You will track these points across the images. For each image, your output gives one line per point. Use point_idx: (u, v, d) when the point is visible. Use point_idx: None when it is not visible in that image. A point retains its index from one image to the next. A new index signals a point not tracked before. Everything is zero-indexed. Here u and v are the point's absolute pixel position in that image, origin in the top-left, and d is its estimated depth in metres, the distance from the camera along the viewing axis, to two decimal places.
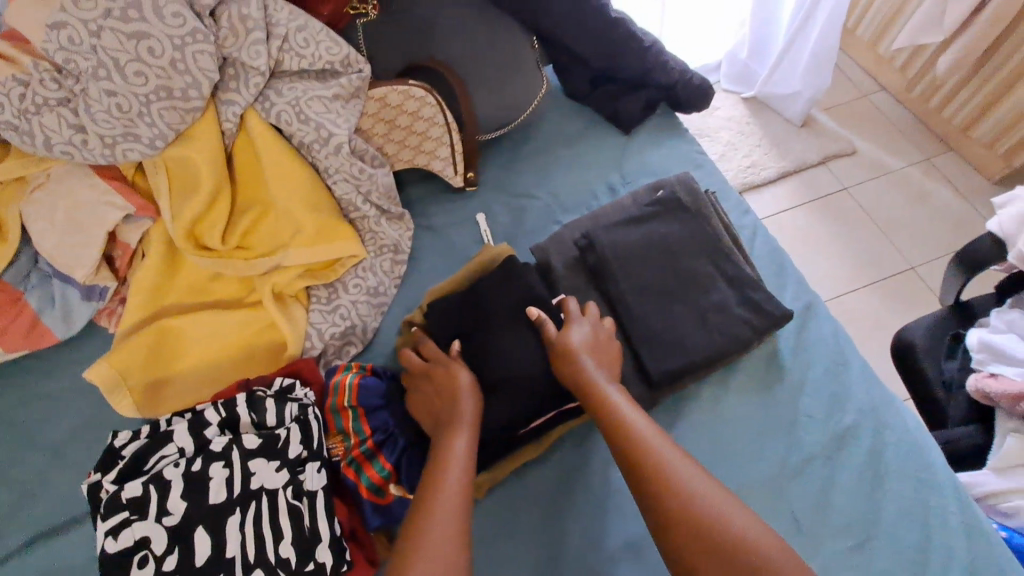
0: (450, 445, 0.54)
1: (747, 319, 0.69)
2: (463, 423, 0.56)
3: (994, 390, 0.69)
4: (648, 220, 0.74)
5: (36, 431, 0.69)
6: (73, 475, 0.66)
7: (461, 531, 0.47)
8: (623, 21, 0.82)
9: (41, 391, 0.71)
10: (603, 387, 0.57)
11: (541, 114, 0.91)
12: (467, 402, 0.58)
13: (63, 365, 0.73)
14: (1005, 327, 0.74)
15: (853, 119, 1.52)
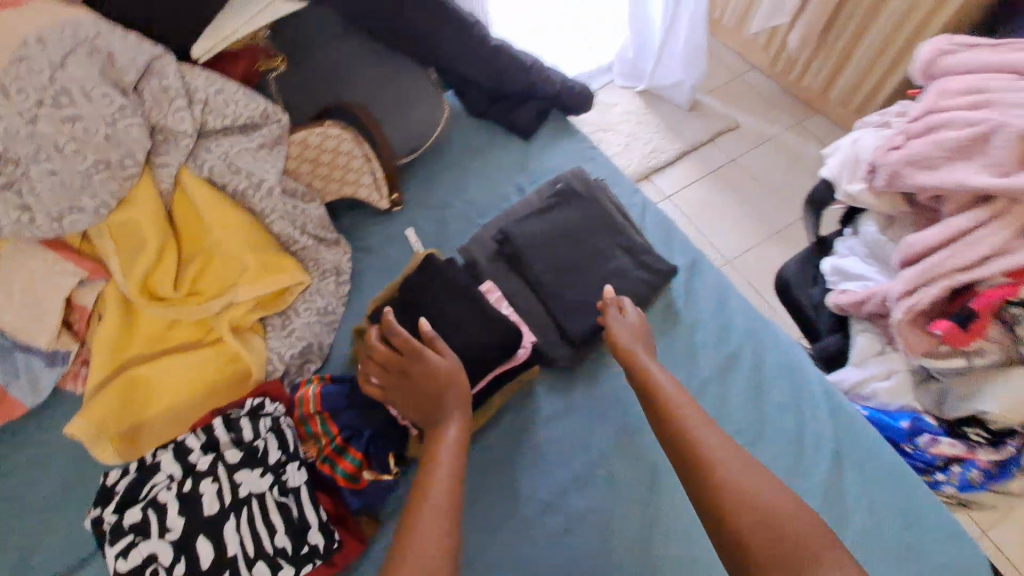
0: (440, 444, 0.60)
1: (643, 279, 0.83)
2: (449, 423, 0.62)
3: (843, 301, 0.85)
4: (551, 210, 0.86)
5: (24, 493, 0.74)
6: (68, 525, 0.72)
7: (445, 526, 0.53)
8: (504, 47, 0.95)
9: (22, 456, 0.76)
10: (658, 377, 0.64)
11: (449, 134, 1.03)
12: (456, 395, 0.64)
13: (38, 429, 0.77)
14: (848, 252, 0.90)
15: (734, 97, 1.75)
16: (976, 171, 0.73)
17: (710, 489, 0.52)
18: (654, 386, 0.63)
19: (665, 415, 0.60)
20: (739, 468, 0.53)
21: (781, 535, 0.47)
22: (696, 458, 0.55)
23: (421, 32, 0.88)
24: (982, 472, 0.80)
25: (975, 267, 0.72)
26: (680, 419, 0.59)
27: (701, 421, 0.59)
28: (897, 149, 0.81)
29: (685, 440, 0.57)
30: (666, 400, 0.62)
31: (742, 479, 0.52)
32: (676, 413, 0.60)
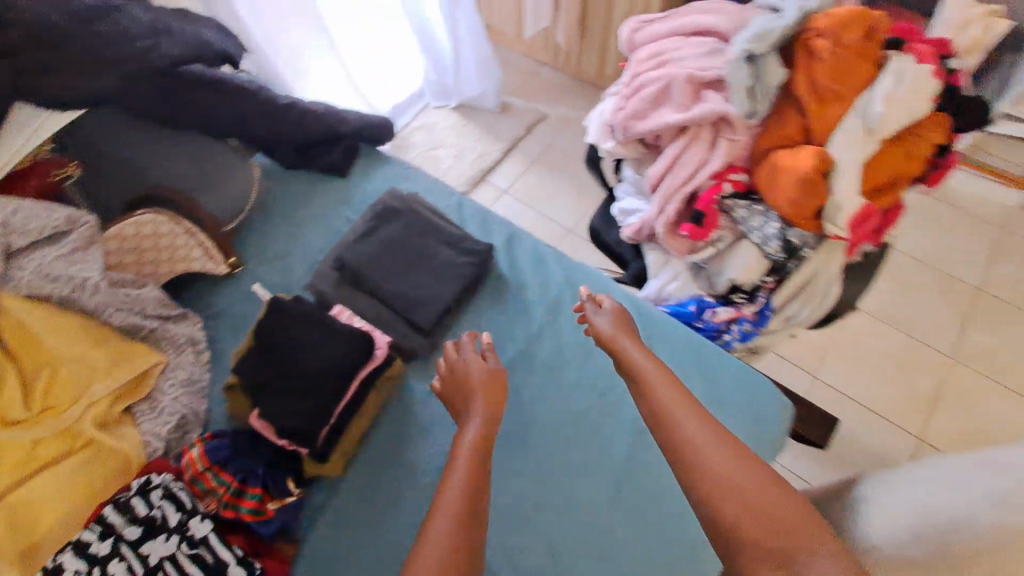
0: (460, 451, 0.70)
1: (469, 262, 0.96)
2: (470, 431, 0.72)
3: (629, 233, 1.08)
4: (375, 230, 0.98)
5: None
6: None
7: (461, 525, 0.61)
8: (293, 104, 1.05)
9: None
10: (644, 361, 0.77)
11: (269, 190, 1.10)
12: (483, 406, 0.76)
13: None
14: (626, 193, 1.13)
15: (537, 96, 2.22)
16: (672, 112, 0.96)
17: (701, 479, 0.62)
18: (641, 368, 0.77)
19: (654, 397, 0.72)
20: (726, 460, 0.63)
21: (770, 517, 0.57)
22: (687, 447, 0.65)
23: (208, 109, 0.98)
24: (755, 324, 0.98)
25: (690, 180, 0.97)
26: (666, 413, 0.70)
27: (688, 408, 0.70)
28: (621, 110, 1.02)
29: (673, 422, 0.69)
30: (653, 386, 0.74)
31: (726, 471, 0.62)
32: (663, 410, 0.71)
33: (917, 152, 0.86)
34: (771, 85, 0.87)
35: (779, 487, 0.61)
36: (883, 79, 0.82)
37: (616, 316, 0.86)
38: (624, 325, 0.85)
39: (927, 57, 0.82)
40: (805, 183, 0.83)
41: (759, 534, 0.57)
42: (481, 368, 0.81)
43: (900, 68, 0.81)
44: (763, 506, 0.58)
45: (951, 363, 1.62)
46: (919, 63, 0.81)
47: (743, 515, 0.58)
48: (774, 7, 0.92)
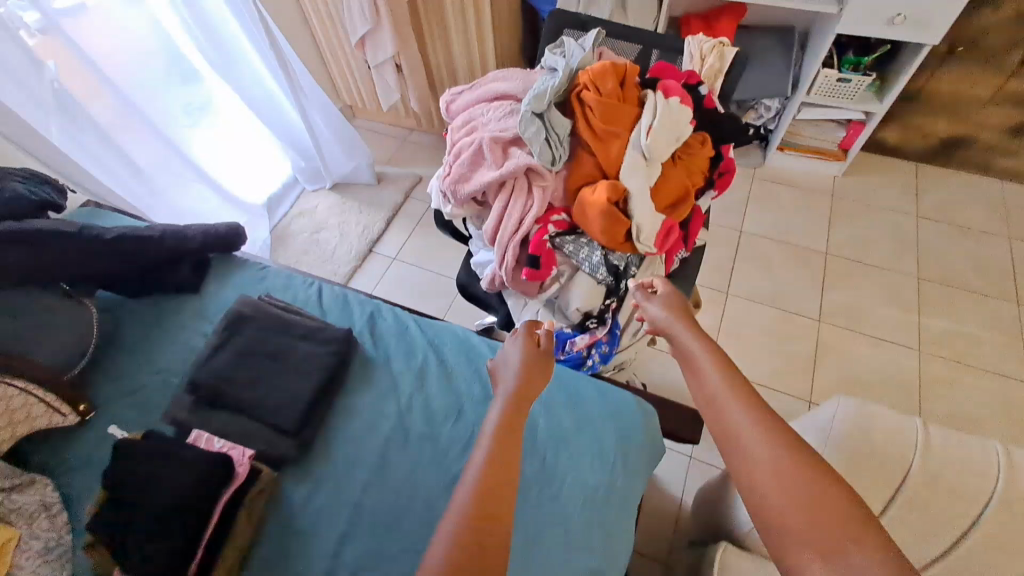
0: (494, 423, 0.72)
1: (327, 352, 0.99)
2: (506, 409, 0.75)
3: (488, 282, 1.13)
4: (225, 342, 0.98)
5: None
6: None
7: (499, 496, 0.63)
8: (125, 235, 1.04)
9: None
10: (695, 346, 0.80)
11: (117, 323, 1.08)
12: (508, 386, 0.79)
13: None
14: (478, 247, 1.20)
15: (407, 160, 2.34)
16: (489, 171, 1.04)
17: (746, 468, 0.66)
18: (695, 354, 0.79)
19: (705, 384, 0.76)
20: (777, 458, 0.64)
21: (815, 507, 0.60)
22: (741, 440, 0.68)
23: (26, 262, 0.95)
24: (610, 344, 1.06)
25: (520, 226, 1.03)
26: (721, 406, 0.72)
27: (737, 397, 0.71)
28: (448, 175, 1.09)
29: (726, 414, 0.71)
30: (704, 372, 0.76)
31: (776, 468, 0.64)
32: (719, 406, 0.72)
33: (697, 165, 1.00)
34: (561, 134, 0.99)
35: (827, 475, 0.62)
36: (645, 115, 0.95)
37: (667, 305, 0.90)
38: (676, 313, 0.88)
39: (675, 90, 0.97)
40: (608, 212, 0.93)
41: (802, 527, 0.59)
42: (524, 352, 0.84)
43: (655, 103, 0.95)
44: (811, 502, 0.60)
45: (818, 325, 1.79)
46: (670, 96, 0.95)
47: (787, 510, 0.61)
48: (550, 68, 1.06)
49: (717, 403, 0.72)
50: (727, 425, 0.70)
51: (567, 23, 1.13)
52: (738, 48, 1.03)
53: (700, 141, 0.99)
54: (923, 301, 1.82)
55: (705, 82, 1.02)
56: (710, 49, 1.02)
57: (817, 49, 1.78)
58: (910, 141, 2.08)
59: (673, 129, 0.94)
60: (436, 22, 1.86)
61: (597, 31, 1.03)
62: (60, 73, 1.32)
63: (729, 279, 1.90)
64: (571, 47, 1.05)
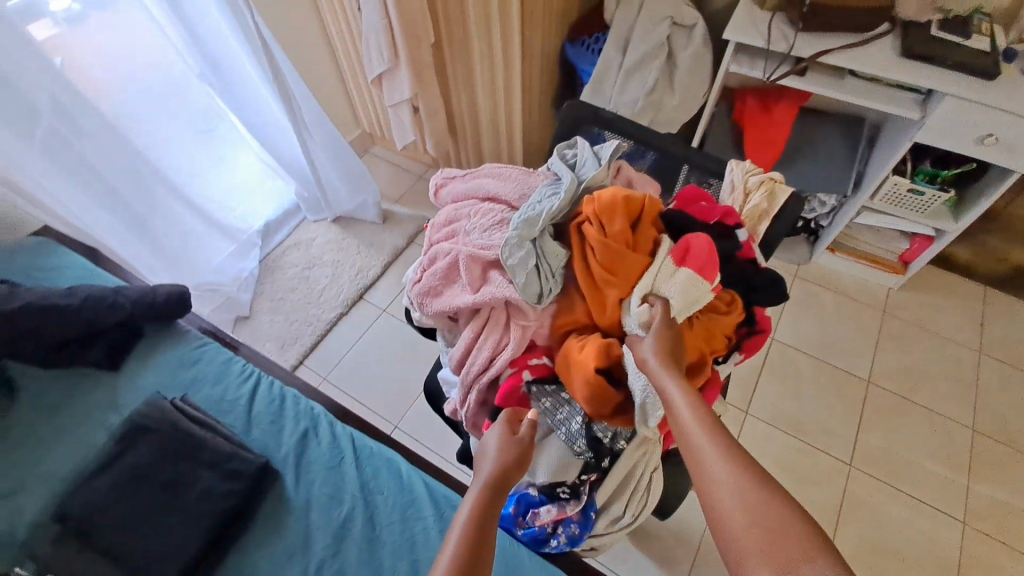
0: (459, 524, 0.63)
1: (230, 489, 0.81)
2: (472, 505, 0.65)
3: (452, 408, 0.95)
4: (114, 460, 0.83)
5: None
6: None
7: None
8: (24, 307, 0.90)
9: None
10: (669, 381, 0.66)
11: (15, 399, 0.93)
12: (486, 474, 0.68)
13: None
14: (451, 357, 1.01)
15: (418, 200, 2.18)
16: (462, 293, 0.86)
17: (709, 495, 0.56)
18: (658, 377, 0.68)
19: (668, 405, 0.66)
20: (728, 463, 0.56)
21: (774, 538, 0.49)
22: (697, 450, 0.60)
23: None
24: (581, 526, 0.84)
25: (491, 365, 0.85)
26: (680, 423, 0.63)
27: (702, 423, 0.62)
28: (418, 282, 0.92)
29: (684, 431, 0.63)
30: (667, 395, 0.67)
31: (735, 487, 0.54)
32: (676, 419, 0.64)
33: (717, 330, 0.78)
34: (554, 266, 0.81)
35: (795, 508, 0.51)
36: (642, 282, 0.75)
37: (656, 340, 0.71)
38: (668, 350, 0.69)
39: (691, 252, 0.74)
40: (597, 382, 0.74)
41: (761, 549, 0.49)
42: (503, 439, 0.72)
43: (662, 268, 0.74)
44: (768, 514, 0.51)
45: (847, 470, 1.54)
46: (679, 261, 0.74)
47: (745, 541, 0.51)
48: (555, 175, 0.87)
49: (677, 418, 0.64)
50: (687, 436, 0.62)
51: (587, 118, 0.93)
52: (793, 188, 0.82)
53: (728, 302, 0.78)
54: (976, 461, 1.55)
55: (744, 225, 0.81)
56: (757, 184, 0.82)
57: (888, 153, 1.54)
58: (983, 262, 1.81)
59: (679, 307, 0.73)
60: (461, 68, 1.70)
61: (617, 143, 0.84)
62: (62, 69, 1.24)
63: (750, 395, 1.66)
64: (583, 155, 0.86)
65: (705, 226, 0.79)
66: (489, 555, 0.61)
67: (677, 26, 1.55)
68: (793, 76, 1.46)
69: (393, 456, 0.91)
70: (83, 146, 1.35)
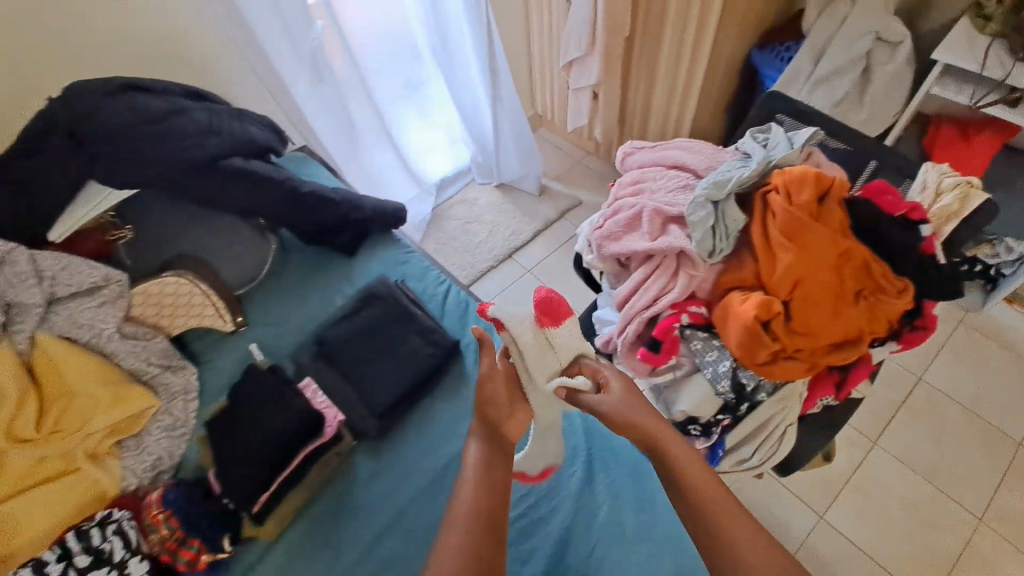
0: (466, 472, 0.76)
1: (431, 354, 1.04)
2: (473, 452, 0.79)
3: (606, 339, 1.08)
4: (353, 313, 1.09)
5: None
6: None
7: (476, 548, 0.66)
8: (312, 193, 1.19)
9: None
10: (651, 423, 0.78)
11: (286, 261, 1.24)
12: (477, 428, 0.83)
13: None
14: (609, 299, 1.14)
15: (573, 181, 2.37)
16: (641, 239, 1.00)
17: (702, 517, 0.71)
18: (650, 426, 0.78)
19: (669, 464, 0.76)
20: (740, 523, 0.70)
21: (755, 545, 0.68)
22: (709, 510, 0.71)
23: (239, 197, 1.11)
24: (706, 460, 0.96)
25: (654, 305, 0.98)
26: (669, 460, 0.76)
27: (689, 462, 0.75)
28: (600, 227, 1.07)
29: (691, 489, 0.73)
30: (676, 457, 0.76)
31: (725, 513, 0.71)
32: (686, 475, 0.74)
33: (883, 313, 0.85)
34: (731, 230, 0.91)
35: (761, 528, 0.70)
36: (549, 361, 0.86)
37: (621, 394, 0.81)
38: (630, 409, 0.79)
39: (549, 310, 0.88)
40: (753, 330, 0.84)
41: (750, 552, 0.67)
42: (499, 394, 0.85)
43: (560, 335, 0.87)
44: (752, 528, 0.70)
45: (976, 524, 1.45)
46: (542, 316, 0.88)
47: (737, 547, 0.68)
48: (745, 153, 0.98)
49: (684, 478, 0.74)
50: (694, 493, 0.73)
51: (782, 109, 1.03)
52: (989, 195, 0.84)
53: (900, 290, 0.83)
54: None
55: (930, 222, 0.86)
56: (952, 186, 0.86)
57: None
58: None
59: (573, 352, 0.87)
60: (646, 63, 1.84)
61: (814, 130, 0.92)
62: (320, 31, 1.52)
63: (882, 428, 1.60)
64: (776, 138, 0.96)
65: (888, 216, 0.85)
66: (498, 482, 0.76)
67: (881, 42, 1.54)
68: (1002, 106, 1.40)
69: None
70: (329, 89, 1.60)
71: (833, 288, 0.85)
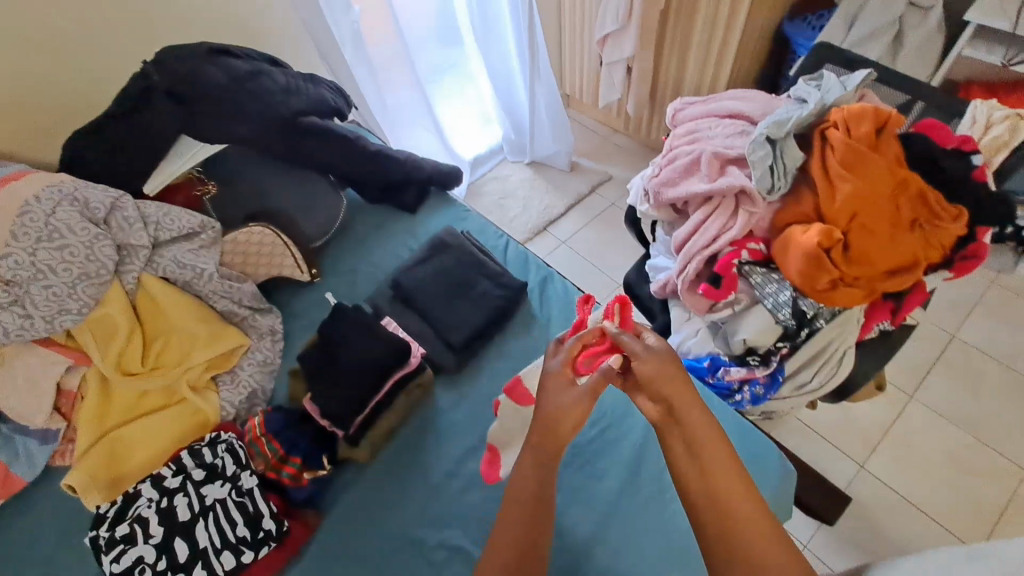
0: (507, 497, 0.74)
1: (500, 295, 1.11)
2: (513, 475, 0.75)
3: (664, 282, 1.13)
4: (424, 261, 1.17)
5: (36, 537, 0.94)
6: (82, 551, 0.92)
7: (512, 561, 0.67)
8: (379, 151, 1.27)
9: (47, 505, 0.97)
10: (683, 396, 0.71)
11: (352, 218, 1.31)
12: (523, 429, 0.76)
13: (49, 492, 0.98)
14: (663, 247, 1.19)
15: (603, 157, 2.42)
16: (699, 182, 1.06)
17: (717, 505, 0.65)
18: (681, 402, 0.71)
19: (693, 443, 0.69)
20: (754, 522, 0.64)
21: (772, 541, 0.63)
22: (726, 504, 0.65)
23: (318, 151, 1.20)
24: (766, 388, 1.01)
25: (713, 243, 1.03)
26: (696, 438, 0.69)
27: (716, 442, 0.68)
28: (656, 176, 1.13)
29: (707, 470, 0.67)
30: (701, 439, 0.68)
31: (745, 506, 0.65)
32: (706, 462, 0.67)
33: (936, 241, 0.91)
34: (789, 166, 0.97)
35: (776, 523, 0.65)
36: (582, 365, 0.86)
37: (652, 360, 0.74)
38: (666, 376, 0.73)
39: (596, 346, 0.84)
40: (815, 256, 0.89)
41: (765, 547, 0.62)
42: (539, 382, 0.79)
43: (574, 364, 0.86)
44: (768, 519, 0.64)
45: (1019, 474, 1.47)
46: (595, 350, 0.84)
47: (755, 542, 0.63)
48: (799, 98, 1.04)
49: (704, 462, 0.67)
50: (714, 485, 0.66)
51: (832, 59, 1.10)
52: None
53: (955, 216, 0.89)
54: None
55: (981, 152, 0.94)
56: (1001, 119, 0.95)
57: None
58: None
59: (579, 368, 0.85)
60: (679, 35, 1.89)
61: (867, 73, 0.99)
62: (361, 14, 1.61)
63: (919, 383, 1.63)
64: (830, 83, 1.02)
65: (942, 149, 0.93)
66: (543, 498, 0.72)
67: (913, 7, 1.59)
68: None
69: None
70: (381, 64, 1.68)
71: (891, 216, 0.90)
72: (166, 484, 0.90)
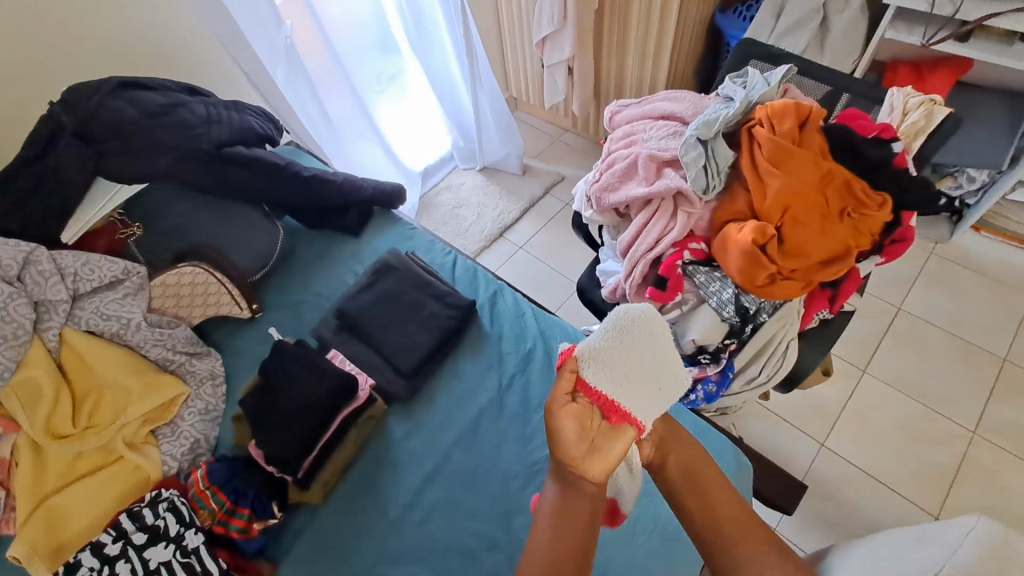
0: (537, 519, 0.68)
1: (449, 315, 1.09)
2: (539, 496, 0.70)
3: (614, 287, 1.12)
4: (369, 286, 1.14)
5: None
6: None
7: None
8: (314, 175, 1.22)
9: None
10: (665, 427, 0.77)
11: (294, 248, 1.27)
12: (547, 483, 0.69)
13: None
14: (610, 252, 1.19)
15: (555, 157, 2.42)
16: (638, 186, 1.05)
17: (714, 508, 0.70)
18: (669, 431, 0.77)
19: (685, 461, 0.75)
20: (742, 524, 0.69)
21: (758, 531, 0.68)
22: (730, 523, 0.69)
23: (246, 180, 1.16)
24: (719, 384, 1.02)
25: (658, 246, 1.02)
26: (686, 455, 0.75)
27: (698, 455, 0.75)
28: (597, 181, 1.12)
29: (700, 480, 0.73)
30: (690, 457, 0.75)
31: (734, 509, 0.70)
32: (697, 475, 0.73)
33: (866, 228, 0.93)
34: (721, 166, 0.98)
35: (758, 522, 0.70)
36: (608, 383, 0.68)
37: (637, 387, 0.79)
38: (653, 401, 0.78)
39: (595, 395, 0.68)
40: (751, 252, 0.89)
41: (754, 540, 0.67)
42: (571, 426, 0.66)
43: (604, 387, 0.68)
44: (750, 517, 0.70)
45: (970, 437, 1.53)
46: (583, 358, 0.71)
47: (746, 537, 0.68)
48: (727, 96, 1.06)
49: (695, 472, 0.74)
50: (706, 493, 0.72)
51: (757, 54, 1.12)
52: (951, 109, 0.97)
53: (879, 203, 0.92)
54: None
55: (900, 138, 0.97)
56: (916, 105, 0.99)
57: None
58: None
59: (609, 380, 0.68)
60: (616, 33, 1.89)
61: (788, 69, 1.02)
62: (290, 30, 1.55)
63: (870, 356, 1.69)
64: (754, 80, 1.05)
65: (862, 137, 0.97)
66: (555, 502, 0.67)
67: None
68: (952, 41, 1.50)
69: (558, 318, 1.13)
70: (307, 81, 1.62)
71: (819, 208, 0.92)
72: (106, 550, 0.85)
